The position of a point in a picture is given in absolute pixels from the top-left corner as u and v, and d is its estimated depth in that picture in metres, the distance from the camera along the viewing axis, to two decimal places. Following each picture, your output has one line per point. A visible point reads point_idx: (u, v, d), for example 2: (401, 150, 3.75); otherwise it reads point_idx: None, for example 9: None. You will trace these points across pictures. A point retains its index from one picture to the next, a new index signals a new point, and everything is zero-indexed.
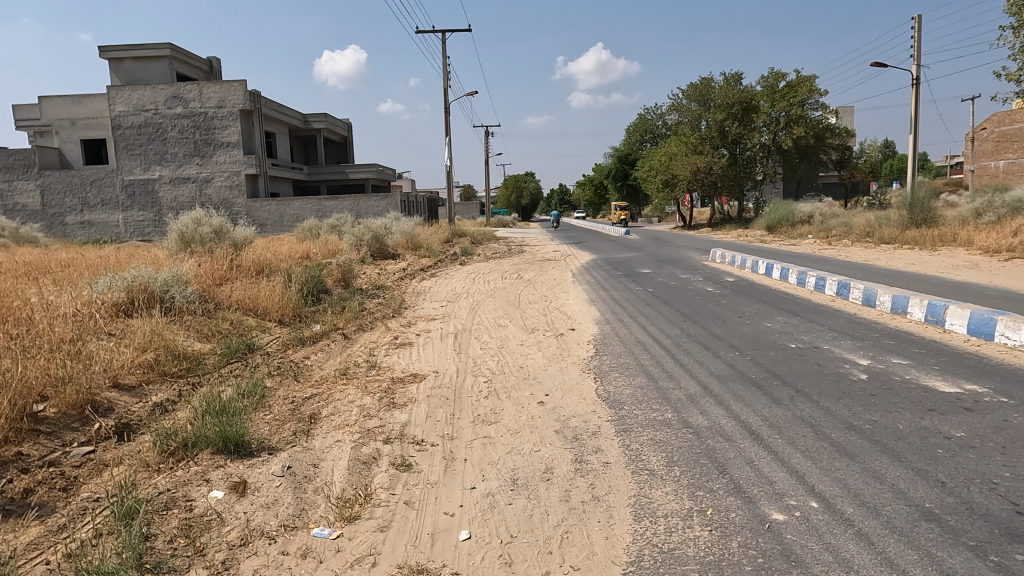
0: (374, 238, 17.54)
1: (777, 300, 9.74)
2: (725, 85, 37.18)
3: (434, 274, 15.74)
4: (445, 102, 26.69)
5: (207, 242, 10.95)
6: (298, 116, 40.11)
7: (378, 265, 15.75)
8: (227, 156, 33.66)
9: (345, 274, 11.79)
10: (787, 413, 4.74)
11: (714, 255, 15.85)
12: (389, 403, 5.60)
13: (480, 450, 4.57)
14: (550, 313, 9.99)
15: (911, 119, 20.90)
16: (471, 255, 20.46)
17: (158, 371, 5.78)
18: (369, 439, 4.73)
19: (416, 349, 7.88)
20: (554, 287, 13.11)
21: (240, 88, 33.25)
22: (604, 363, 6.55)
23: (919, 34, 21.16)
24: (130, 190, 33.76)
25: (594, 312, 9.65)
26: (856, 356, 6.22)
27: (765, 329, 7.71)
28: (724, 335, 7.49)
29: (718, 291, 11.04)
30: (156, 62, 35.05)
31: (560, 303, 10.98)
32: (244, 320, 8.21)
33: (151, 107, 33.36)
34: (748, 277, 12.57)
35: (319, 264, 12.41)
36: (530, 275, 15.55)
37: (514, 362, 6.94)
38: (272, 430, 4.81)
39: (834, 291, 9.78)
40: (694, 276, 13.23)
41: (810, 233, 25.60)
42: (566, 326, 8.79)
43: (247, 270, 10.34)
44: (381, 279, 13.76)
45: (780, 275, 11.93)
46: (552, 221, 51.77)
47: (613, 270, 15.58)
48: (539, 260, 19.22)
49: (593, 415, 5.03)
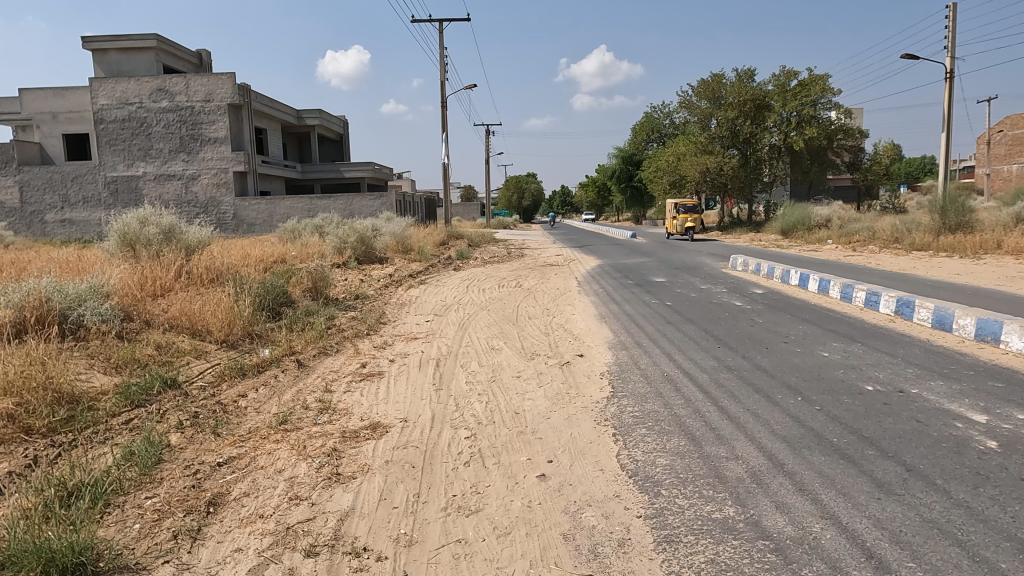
0: (360, 240, 15.97)
1: (825, 320, 8.12)
2: (736, 82, 35.66)
3: (423, 280, 14.24)
4: (443, 97, 25.23)
5: (153, 245, 9.35)
6: (291, 112, 38.56)
7: (360, 271, 14.21)
8: (214, 153, 32.21)
9: (316, 283, 10.12)
10: (911, 514, 3.16)
11: (735, 262, 14.27)
12: (330, 475, 4.02)
13: (450, 571, 2.99)
14: (553, 333, 8.41)
15: (944, 116, 19.34)
16: (466, 259, 18.91)
17: (19, 425, 4.23)
18: (284, 550, 3.15)
19: (386, 383, 6.29)
20: (557, 298, 11.54)
21: (229, 81, 31.81)
22: (626, 413, 4.96)
23: (953, 23, 19.57)
24: (113, 188, 32.18)
25: (606, 333, 8.08)
26: (965, 408, 4.63)
27: (824, 360, 6.18)
28: (774, 368, 5.97)
29: (750, 306, 9.45)
30: (141, 54, 33.50)
31: (565, 320, 9.38)
32: (178, 343, 6.66)
33: (136, 101, 31.81)
34: (779, 289, 10.98)
35: (288, 272, 10.76)
36: (530, 283, 13.96)
37: (508, 407, 5.35)
38: (140, 533, 3.23)
39: (891, 309, 8.22)
40: (717, 288, 11.63)
41: (829, 238, 24.08)
42: (572, 352, 7.21)
43: (195, 280, 8.76)
44: (361, 287, 12.24)
45: (818, 287, 10.34)
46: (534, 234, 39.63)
47: (623, 278, 13.98)
48: (541, 265, 17.71)
49: (619, 509, 3.46)
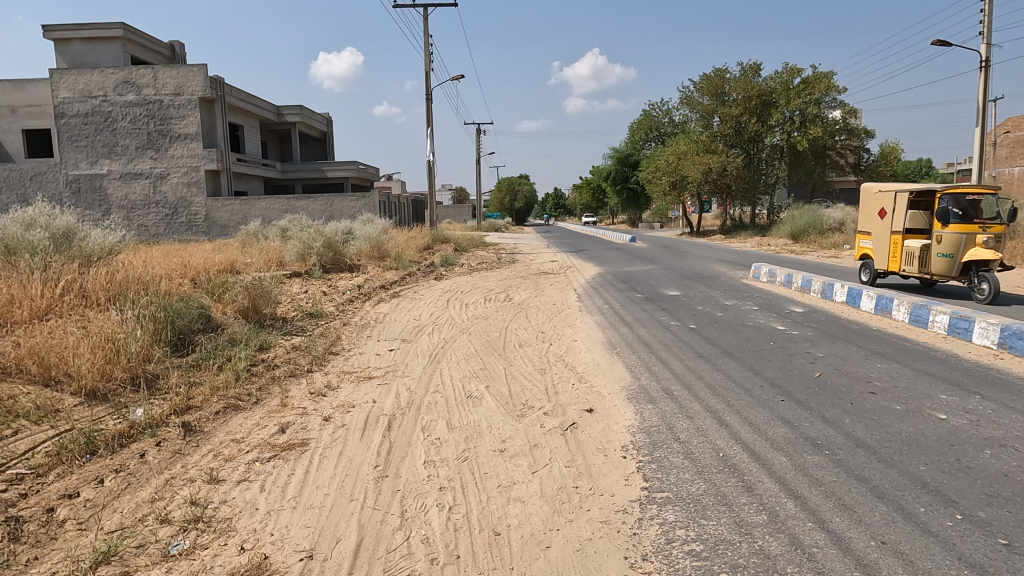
0: (327, 245, 14.00)
1: (909, 355, 6.19)
2: (742, 77, 33.76)
3: (397, 292, 12.29)
4: (428, 88, 23.21)
5: (36, 254, 7.23)
6: (270, 108, 36.42)
7: (325, 282, 12.29)
8: (184, 150, 30.04)
9: (254, 300, 8.04)
10: None
11: (758, 271, 12.38)
12: None
13: None
14: (552, 372, 6.45)
15: (979, 110, 17.59)
16: (451, 267, 16.94)
17: None
18: None
19: (307, 460, 4.26)
20: (554, 317, 9.57)
21: (200, 73, 29.68)
22: (683, 546, 2.98)
23: (989, 9, 17.80)
24: (75, 187, 30.02)
25: (622, 374, 6.12)
26: None
27: (950, 430, 4.22)
28: (883, 444, 4.02)
29: (798, 332, 7.51)
30: (107, 44, 31.24)
31: (565, 349, 7.39)
32: (15, 400, 4.63)
33: (100, 94, 29.59)
34: (823, 307, 9.05)
35: (221, 286, 8.67)
36: (521, 296, 12.00)
37: (486, 524, 3.34)
38: None
39: (993, 341, 6.29)
40: (746, 305, 9.66)
41: (846, 244, 22.18)
42: (578, 408, 5.21)
43: (82, 300, 6.70)
44: (320, 303, 10.26)
45: (877, 307, 8.39)
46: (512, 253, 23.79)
47: (630, 290, 12.00)
48: (533, 273, 15.80)
49: None
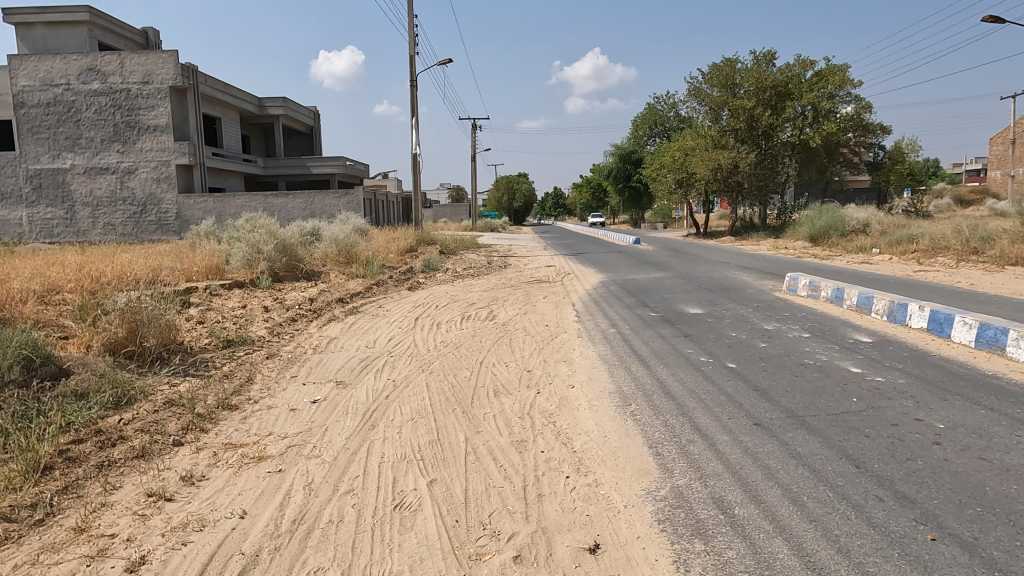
0: (281, 249, 11.85)
1: None
2: (753, 68, 31.49)
3: (358, 306, 10.15)
4: (413, 74, 21.01)
5: None
6: (250, 99, 34.22)
7: (271, 293, 10.16)
8: (153, 142, 27.88)
9: (133, 328, 5.85)
10: None
11: (796, 282, 10.20)
12: None
13: None
14: (537, 451, 4.25)
15: None
16: (432, 273, 14.81)
17: None
18: None
19: None
20: (546, 345, 7.38)
21: (170, 60, 27.52)
22: None
23: None
24: (36, 182, 27.82)
25: (645, 460, 3.95)
26: None
27: None
28: None
29: (886, 381, 5.32)
30: (72, 29, 29.10)
31: (559, 404, 5.21)
32: None
33: (62, 82, 27.34)
34: (901, 336, 6.87)
35: (97, 306, 6.46)
36: (507, 311, 9.84)
37: None
38: None
39: None
40: (796, 330, 7.48)
41: (874, 247, 20.02)
42: (575, 544, 3.04)
43: None
44: (247, 323, 8.07)
45: (983, 339, 6.17)
46: (487, 263, 18.47)
47: (642, 305, 9.84)
48: (526, 282, 13.64)
49: None
